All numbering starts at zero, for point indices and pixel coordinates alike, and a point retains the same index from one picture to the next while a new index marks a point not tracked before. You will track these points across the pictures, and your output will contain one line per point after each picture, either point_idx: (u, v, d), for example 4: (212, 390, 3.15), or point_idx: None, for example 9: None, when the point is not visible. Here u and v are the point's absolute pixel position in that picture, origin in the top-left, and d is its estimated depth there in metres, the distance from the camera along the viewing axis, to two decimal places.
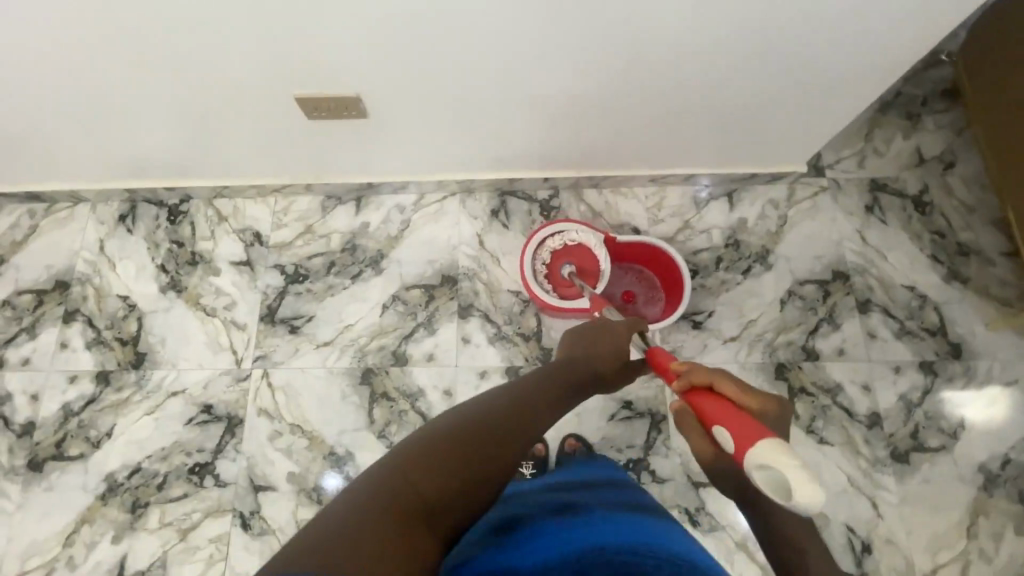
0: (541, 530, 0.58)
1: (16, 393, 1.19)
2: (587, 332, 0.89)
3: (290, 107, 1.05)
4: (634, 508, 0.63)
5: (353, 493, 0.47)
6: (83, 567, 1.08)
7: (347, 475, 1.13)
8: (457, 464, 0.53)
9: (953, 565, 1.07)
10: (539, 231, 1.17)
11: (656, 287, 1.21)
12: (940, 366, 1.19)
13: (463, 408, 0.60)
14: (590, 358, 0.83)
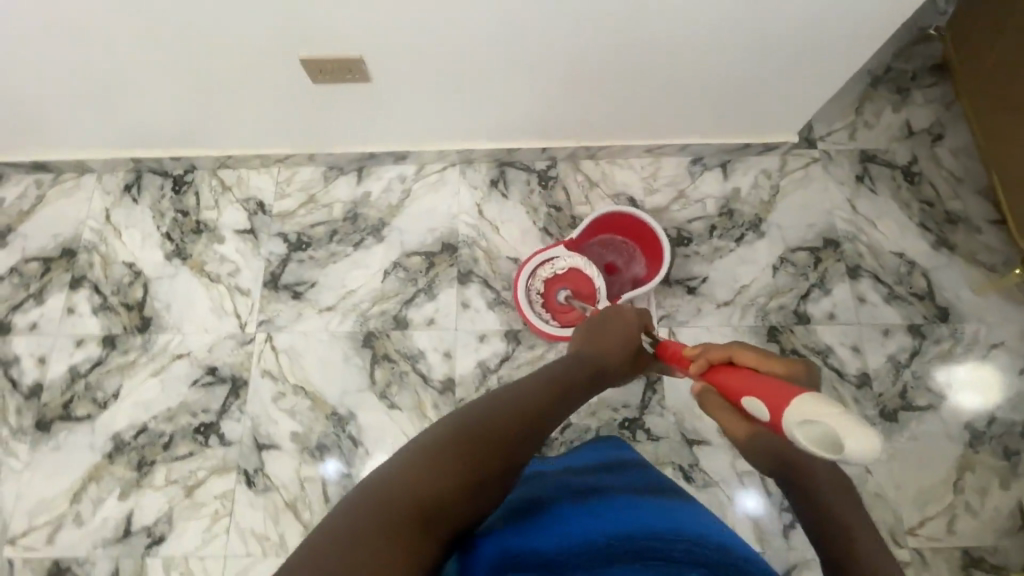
0: (569, 515, 0.65)
1: (23, 357, 1.21)
2: (591, 325, 0.93)
3: (297, 78, 1.08)
4: (653, 496, 0.70)
5: (365, 500, 0.52)
6: (91, 523, 1.11)
7: (349, 434, 1.15)
8: (464, 468, 0.58)
9: (939, 518, 1.10)
10: (524, 266, 1.18)
11: (634, 246, 1.25)
12: (928, 329, 1.22)
13: (475, 409, 0.65)
14: (595, 354, 0.86)
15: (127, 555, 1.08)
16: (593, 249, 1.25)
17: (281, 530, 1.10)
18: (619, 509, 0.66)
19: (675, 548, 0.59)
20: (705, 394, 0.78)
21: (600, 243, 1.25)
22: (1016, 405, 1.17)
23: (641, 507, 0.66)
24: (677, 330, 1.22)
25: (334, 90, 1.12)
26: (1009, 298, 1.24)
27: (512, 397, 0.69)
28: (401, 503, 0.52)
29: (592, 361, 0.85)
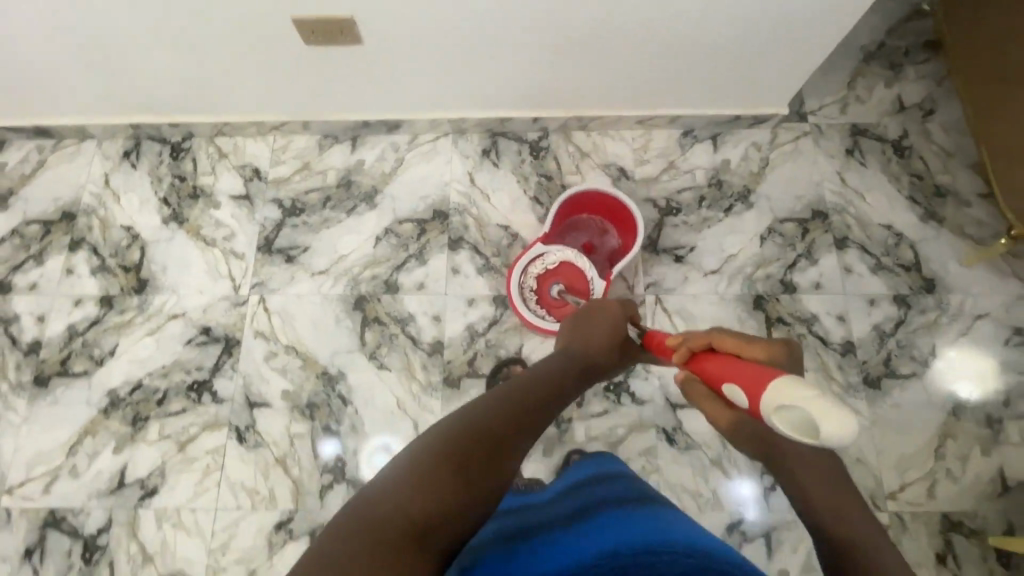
0: (552, 547, 0.60)
1: (23, 315, 1.24)
2: (575, 324, 0.93)
3: (293, 45, 1.10)
4: (644, 507, 0.63)
5: (359, 515, 0.53)
6: (86, 475, 1.13)
7: (338, 393, 1.18)
8: (458, 475, 0.59)
9: (920, 483, 1.11)
10: (514, 272, 1.17)
11: (603, 219, 1.27)
12: (914, 300, 1.23)
13: (467, 414, 0.65)
14: (583, 352, 0.86)
15: (121, 507, 1.11)
16: (566, 231, 1.27)
17: (270, 485, 1.12)
18: (606, 527, 0.59)
19: (662, 561, 0.52)
20: (688, 382, 0.76)
21: (571, 223, 1.27)
22: (999, 375, 1.18)
23: (626, 522, 0.59)
24: (664, 298, 1.24)
25: (334, 56, 1.13)
26: (995, 270, 1.25)
27: (498, 400, 0.69)
28: (389, 522, 0.52)
29: (579, 358, 0.84)
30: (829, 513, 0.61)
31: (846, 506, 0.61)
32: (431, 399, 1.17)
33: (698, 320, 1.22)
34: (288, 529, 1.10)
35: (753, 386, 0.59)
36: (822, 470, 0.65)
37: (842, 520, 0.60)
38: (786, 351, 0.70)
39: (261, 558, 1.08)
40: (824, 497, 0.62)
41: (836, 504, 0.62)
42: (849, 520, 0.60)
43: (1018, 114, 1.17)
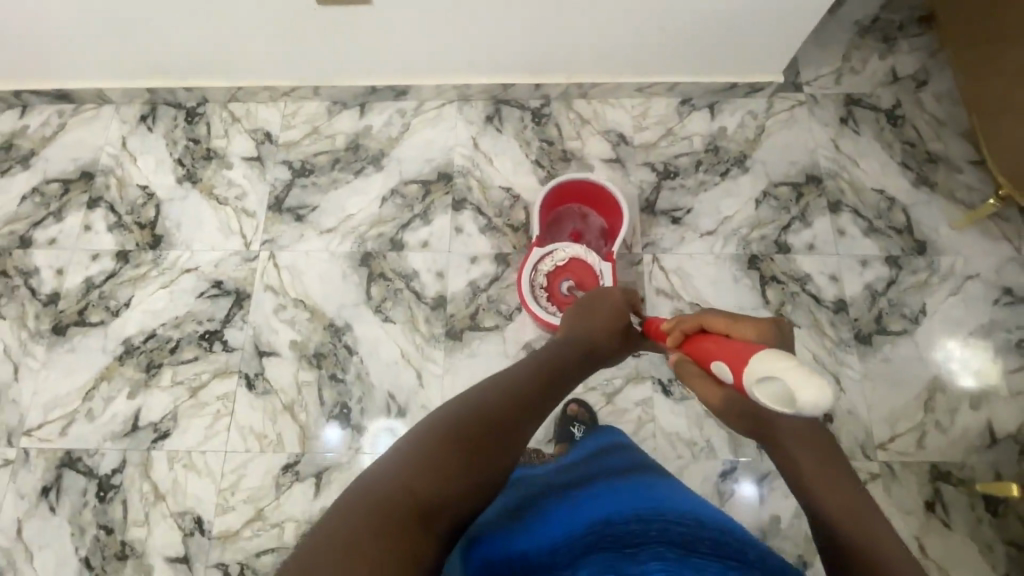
0: (549, 512, 0.64)
1: (42, 268, 1.29)
2: (578, 315, 0.91)
3: (301, 7, 1.14)
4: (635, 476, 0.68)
5: (361, 498, 0.51)
6: (101, 418, 1.18)
7: (344, 344, 1.21)
8: (458, 456, 0.57)
9: (909, 435, 1.14)
10: (522, 280, 1.18)
11: (581, 205, 1.30)
12: (906, 261, 1.26)
13: (465, 397, 0.63)
14: (587, 338, 0.83)
15: (134, 448, 1.15)
16: (554, 224, 1.28)
17: (278, 429, 1.16)
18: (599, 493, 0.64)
19: (653, 529, 0.56)
20: (682, 364, 0.72)
21: (556, 216, 1.29)
22: (988, 332, 1.21)
23: (617, 490, 0.64)
24: (661, 257, 1.27)
25: (329, 19, 1.17)
26: (985, 233, 1.28)
27: (496, 384, 0.67)
28: (394, 505, 0.51)
29: (585, 342, 0.82)
30: (838, 513, 0.56)
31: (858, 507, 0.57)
32: (434, 350, 1.21)
33: (694, 277, 1.26)
34: (295, 471, 1.13)
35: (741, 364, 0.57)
36: (827, 462, 0.61)
37: (852, 523, 0.55)
38: (777, 330, 0.66)
39: (269, 498, 1.12)
40: (829, 491, 0.58)
41: (847, 503, 0.57)
42: (864, 520, 0.55)
43: (995, 74, 1.21)
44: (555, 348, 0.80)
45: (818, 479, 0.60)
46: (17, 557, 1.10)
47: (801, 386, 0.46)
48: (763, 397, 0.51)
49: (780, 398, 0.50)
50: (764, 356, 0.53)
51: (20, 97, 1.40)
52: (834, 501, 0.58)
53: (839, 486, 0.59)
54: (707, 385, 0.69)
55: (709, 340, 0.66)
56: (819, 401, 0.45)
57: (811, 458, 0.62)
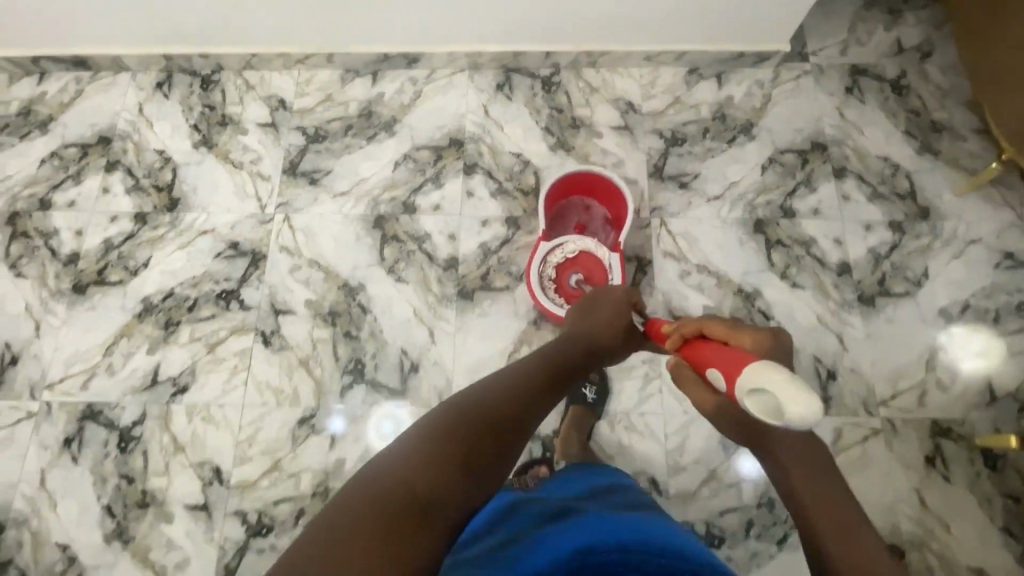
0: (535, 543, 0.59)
1: (62, 229, 1.32)
2: (579, 311, 0.95)
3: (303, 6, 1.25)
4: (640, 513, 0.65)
5: (363, 484, 0.51)
6: (121, 372, 1.21)
7: (358, 303, 1.24)
8: (459, 447, 0.58)
9: (911, 392, 1.16)
10: (531, 274, 1.17)
11: (582, 196, 1.29)
12: (909, 225, 1.29)
13: (466, 394, 0.65)
14: (584, 340, 0.87)
15: (154, 402, 1.18)
16: (557, 220, 1.28)
17: (294, 384, 1.19)
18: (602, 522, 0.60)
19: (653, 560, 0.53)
20: (678, 368, 0.80)
21: (559, 210, 1.28)
22: (989, 295, 1.23)
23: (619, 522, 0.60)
24: (668, 221, 1.29)
25: (328, 19, 1.29)
26: (987, 199, 1.30)
27: (498, 384, 0.69)
28: (394, 498, 0.50)
29: (582, 343, 0.86)
30: (825, 521, 0.61)
31: (845, 520, 0.61)
32: (446, 309, 1.23)
33: (700, 241, 1.28)
34: (310, 425, 1.16)
35: (733, 372, 0.62)
36: (811, 463, 0.69)
37: (831, 521, 0.62)
38: (767, 342, 0.77)
39: (285, 449, 1.15)
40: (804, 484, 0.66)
41: (833, 513, 0.62)
42: (851, 531, 0.60)
43: (996, 38, 1.23)
44: (552, 349, 0.83)
45: (807, 486, 0.66)
46: (40, 505, 1.13)
47: (789, 400, 0.51)
48: (753, 407, 0.56)
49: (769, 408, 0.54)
50: (756, 368, 0.58)
51: (38, 64, 1.42)
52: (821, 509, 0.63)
53: (827, 496, 0.65)
54: (702, 389, 0.76)
55: (709, 346, 0.73)
56: (805, 415, 0.50)
57: (795, 463, 0.69)
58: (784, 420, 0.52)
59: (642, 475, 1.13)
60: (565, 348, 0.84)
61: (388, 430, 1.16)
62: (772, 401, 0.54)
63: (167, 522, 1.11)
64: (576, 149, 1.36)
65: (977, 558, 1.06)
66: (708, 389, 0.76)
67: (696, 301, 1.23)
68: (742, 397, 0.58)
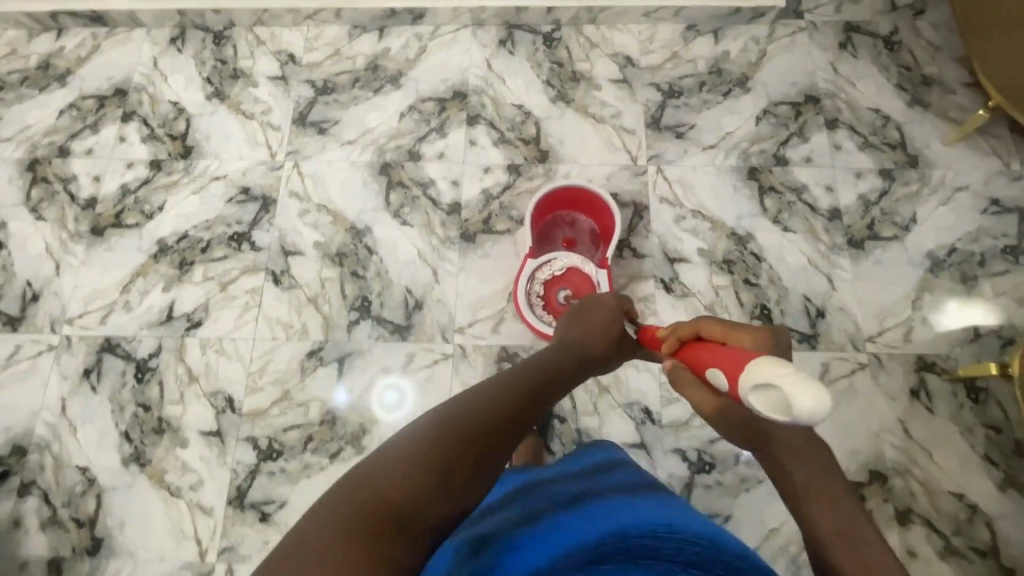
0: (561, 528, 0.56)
1: (80, 175, 1.37)
2: (572, 317, 0.92)
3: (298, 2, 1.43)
4: (642, 498, 0.63)
5: (336, 500, 0.48)
6: (138, 309, 1.26)
7: (365, 244, 1.29)
8: (449, 457, 0.53)
9: (897, 329, 1.21)
10: (518, 293, 1.17)
11: (567, 211, 1.29)
12: (898, 173, 1.32)
13: (462, 397, 0.61)
14: (580, 344, 0.83)
15: (170, 336, 1.24)
16: (544, 237, 1.28)
17: (303, 320, 1.24)
18: (612, 510, 0.57)
19: (665, 545, 0.48)
20: (673, 371, 0.71)
21: (545, 227, 1.28)
22: (976, 238, 1.27)
23: (625, 508, 0.56)
24: (665, 168, 1.34)
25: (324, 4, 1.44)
26: (975, 148, 1.34)
27: (495, 388, 0.64)
28: (373, 507, 0.47)
29: (578, 347, 0.83)
30: (827, 532, 0.57)
31: (844, 522, 0.57)
32: (450, 251, 1.28)
33: (695, 187, 1.32)
34: (319, 357, 1.21)
35: (734, 373, 0.56)
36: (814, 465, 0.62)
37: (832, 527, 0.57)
38: (771, 338, 0.68)
39: (295, 380, 1.20)
40: (805, 484, 0.61)
41: (835, 521, 0.57)
42: (856, 542, 0.55)
43: None
44: (548, 356, 0.78)
45: (807, 490, 0.60)
46: (60, 431, 1.18)
47: (796, 392, 0.45)
48: (758, 404, 0.50)
49: (776, 404, 0.47)
50: (757, 367, 0.51)
51: (56, 20, 1.47)
52: (824, 517, 0.58)
53: (827, 498, 0.59)
54: (703, 392, 0.66)
55: (705, 350, 0.66)
56: (814, 408, 0.44)
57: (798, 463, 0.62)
58: (792, 416, 0.45)
59: (636, 406, 1.17)
60: (561, 351, 0.80)
61: (390, 400, 1.18)
62: (777, 396, 0.47)
63: (182, 446, 1.16)
64: (576, 102, 1.40)
65: (958, 483, 1.11)
66: (708, 391, 0.66)
67: (691, 244, 1.28)
68: (744, 396, 0.51)
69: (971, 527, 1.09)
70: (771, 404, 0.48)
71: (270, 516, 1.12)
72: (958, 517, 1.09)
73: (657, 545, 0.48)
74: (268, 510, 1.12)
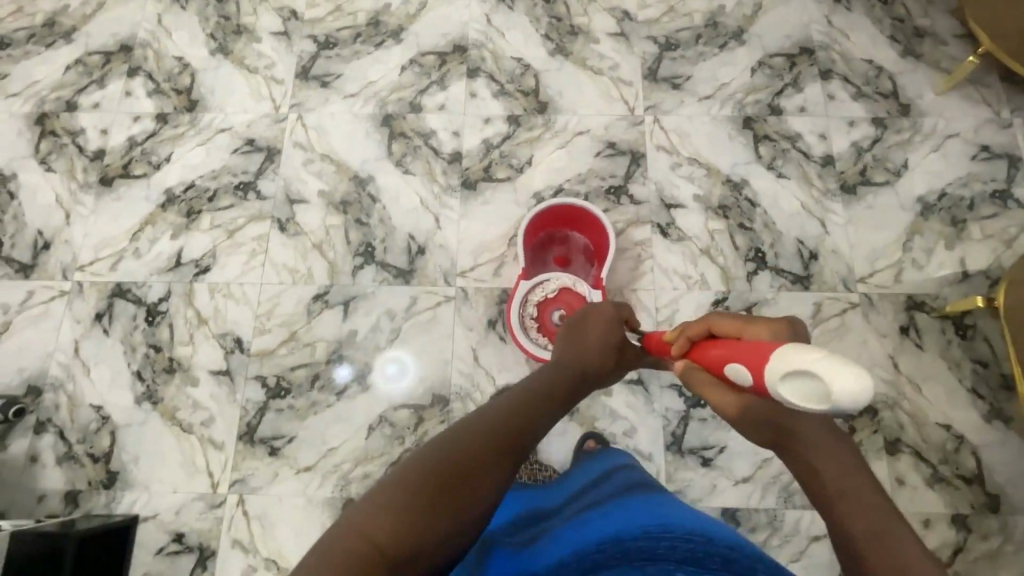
0: (568, 537, 0.62)
1: (88, 129, 1.39)
2: (567, 333, 0.81)
3: None
4: (638, 492, 0.67)
5: (350, 522, 0.51)
6: (147, 256, 1.29)
7: (368, 192, 1.32)
8: (454, 481, 0.54)
9: (888, 270, 1.24)
10: (511, 317, 1.16)
11: (559, 228, 1.25)
12: (890, 122, 1.35)
13: (470, 417, 0.60)
14: (577, 362, 0.74)
15: (178, 281, 1.27)
16: (538, 255, 1.25)
17: (308, 265, 1.27)
18: (612, 512, 0.63)
19: (661, 545, 0.53)
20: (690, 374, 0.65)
21: (538, 245, 1.25)
22: (966, 183, 1.30)
23: (623, 510, 0.62)
24: (662, 118, 1.36)
25: None
26: (966, 97, 1.36)
27: (500, 408, 0.62)
28: (362, 557, 0.48)
29: (571, 368, 0.73)
30: (862, 538, 0.48)
31: (878, 522, 0.48)
32: (451, 199, 1.31)
33: (692, 136, 1.35)
34: (324, 300, 1.25)
35: (758, 365, 0.51)
36: (844, 463, 0.53)
37: (868, 534, 0.48)
38: (793, 327, 0.61)
39: (301, 321, 1.23)
40: (835, 484, 0.52)
41: (870, 524, 0.48)
42: (890, 544, 0.47)
43: None
44: (542, 371, 0.72)
45: (834, 487, 0.52)
46: (74, 371, 1.21)
47: (836, 377, 0.41)
48: (789, 395, 0.46)
49: (813, 394, 0.44)
50: (785, 352, 0.47)
51: None
52: (859, 521, 0.49)
53: (860, 500, 0.50)
54: (722, 390, 0.60)
55: (719, 346, 0.61)
56: (857, 391, 0.41)
57: (825, 461, 0.53)
58: (832, 404, 0.42)
59: None
60: (555, 371, 0.71)
61: (390, 373, 1.20)
62: (815, 385, 0.44)
63: (193, 385, 1.20)
64: (574, 54, 1.42)
65: (945, 415, 1.15)
66: (728, 389, 0.59)
67: (687, 190, 1.30)
68: (773, 385, 0.48)
69: (958, 457, 1.12)
70: (807, 395, 0.45)
71: (279, 450, 1.16)
72: (946, 447, 1.13)
73: (651, 545, 0.54)
74: (278, 444, 1.16)
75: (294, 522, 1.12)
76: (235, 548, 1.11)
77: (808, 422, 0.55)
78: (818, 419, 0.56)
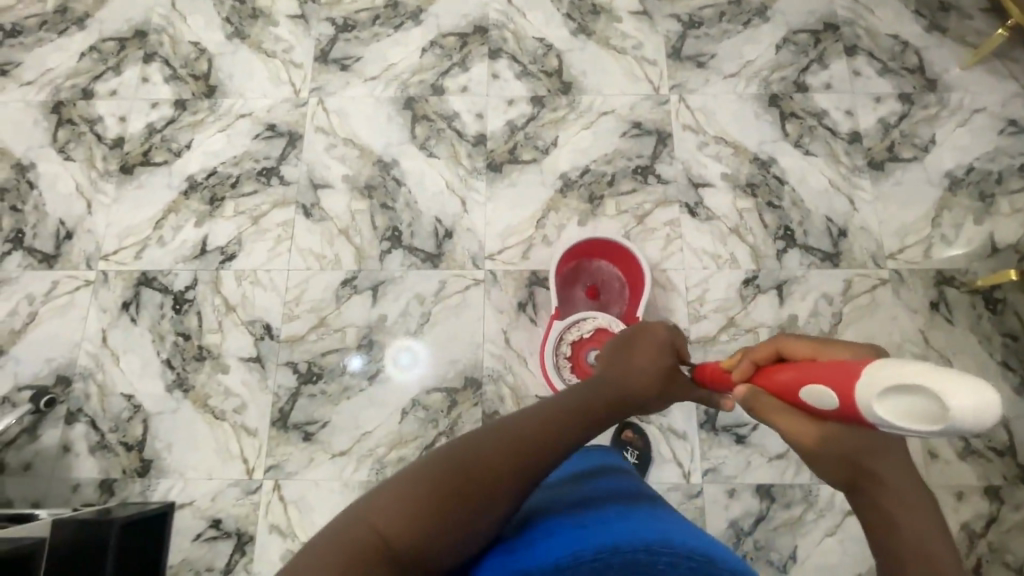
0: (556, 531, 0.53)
1: (105, 116, 1.37)
2: (612, 349, 0.71)
3: None
4: (642, 502, 0.58)
5: (367, 507, 0.51)
6: (172, 243, 1.28)
7: (393, 176, 1.31)
8: (473, 483, 0.52)
9: (917, 246, 1.24)
10: (546, 361, 1.12)
11: (590, 259, 1.22)
12: (917, 97, 1.34)
13: (500, 422, 0.57)
14: (619, 381, 0.64)
15: (205, 269, 1.26)
16: (566, 287, 1.22)
17: (335, 250, 1.26)
18: (610, 514, 0.54)
19: (662, 559, 0.47)
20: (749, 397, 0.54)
21: (568, 276, 1.21)
22: (993, 158, 1.29)
23: (625, 514, 0.54)
24: (687, 97, 1.35)
25: None
26: (993, 72, 1.35)
27: (531, 413, 0.58)
28: (368, 546, 0.48)
29: (613, 386, 0.63)
30: None
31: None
32: (477, 181, 1.30)
33: (717, 114, 1.34)
34: (353, 285, 1.24)
35: (847, 386, 0.44)
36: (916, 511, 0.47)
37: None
38: (883, 354, 0.50)
39: (330, 307, 1.23)
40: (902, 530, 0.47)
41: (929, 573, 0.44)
42: None
43: None
44: (578, 387, 0.63)
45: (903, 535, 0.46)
46: (104, 361, 1.21)
47: (951, 391, 0.36)
48: (887, 414, 0.40)
49: (920, 413, 0.38)
50: (873, 367, 0.42)
51: None
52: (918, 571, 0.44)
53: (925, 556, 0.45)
54: (794, 418, 0.51)
55: (789, 368, 0.52)
56: (976, 404, 0.36)
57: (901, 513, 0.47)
58: (950, 424, 0.37)
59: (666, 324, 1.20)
60: (594, 387, 0.63)
61: (404, 362, 1.20)
62: (923, 401, 0.38)
63: (224, 372, 1.19)
64: (597, 34, 1.40)
65: None
66: (803, 415, 0.50)
67: (715, 169, 1.30)
68: (866, 404, 0.42)
69: (990, 430, 1.13)
70: (914, 415, 0.39)
71: (314, 435, 1.16)
72: None
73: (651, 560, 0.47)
74: (312, 430, 1.16)
75: (330, 506, 1.12)
76: (273, 533, 1.11)
77: (894, 471, 0.48)
78: (905, 469, 0.49)
